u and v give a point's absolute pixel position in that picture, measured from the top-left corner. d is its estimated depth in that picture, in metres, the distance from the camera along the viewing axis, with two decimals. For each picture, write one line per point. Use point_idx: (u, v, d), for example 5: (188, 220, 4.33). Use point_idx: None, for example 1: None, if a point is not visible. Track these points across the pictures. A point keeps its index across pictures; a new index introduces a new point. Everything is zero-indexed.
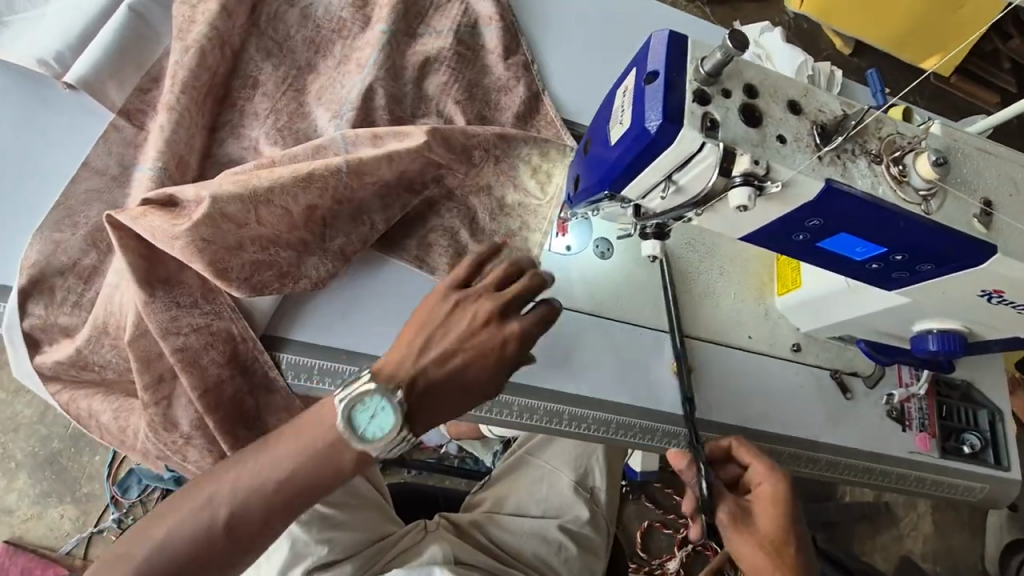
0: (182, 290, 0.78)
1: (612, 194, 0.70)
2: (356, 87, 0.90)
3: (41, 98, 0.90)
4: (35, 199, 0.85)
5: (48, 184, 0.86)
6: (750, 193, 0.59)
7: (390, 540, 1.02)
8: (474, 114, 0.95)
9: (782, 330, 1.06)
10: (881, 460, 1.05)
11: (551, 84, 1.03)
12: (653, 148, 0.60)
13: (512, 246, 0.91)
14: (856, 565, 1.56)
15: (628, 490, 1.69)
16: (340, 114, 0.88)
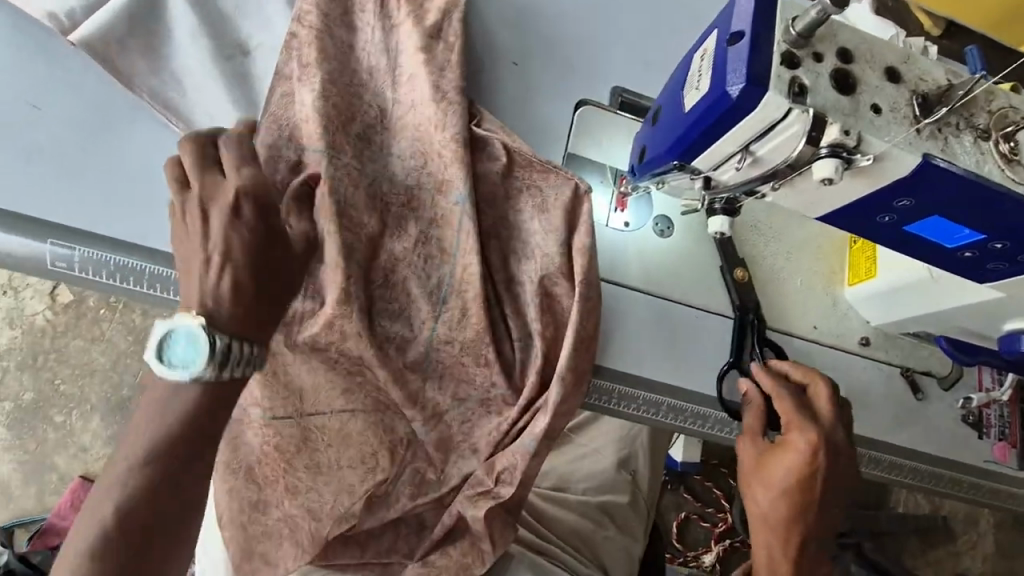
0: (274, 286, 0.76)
1: (681, 165, 0.67)
2: None
3: (52, 58, 0.80)
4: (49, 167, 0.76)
5: (67, 150, 0.77)
6: (837, 166, 0.56)
7: None
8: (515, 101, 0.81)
9: (851, 322, 1.00)
10: (951, 467, 0.98)
11: (616, 55, 1.00)
12: (734, 113, 0.57)
13: None
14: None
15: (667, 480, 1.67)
16: None
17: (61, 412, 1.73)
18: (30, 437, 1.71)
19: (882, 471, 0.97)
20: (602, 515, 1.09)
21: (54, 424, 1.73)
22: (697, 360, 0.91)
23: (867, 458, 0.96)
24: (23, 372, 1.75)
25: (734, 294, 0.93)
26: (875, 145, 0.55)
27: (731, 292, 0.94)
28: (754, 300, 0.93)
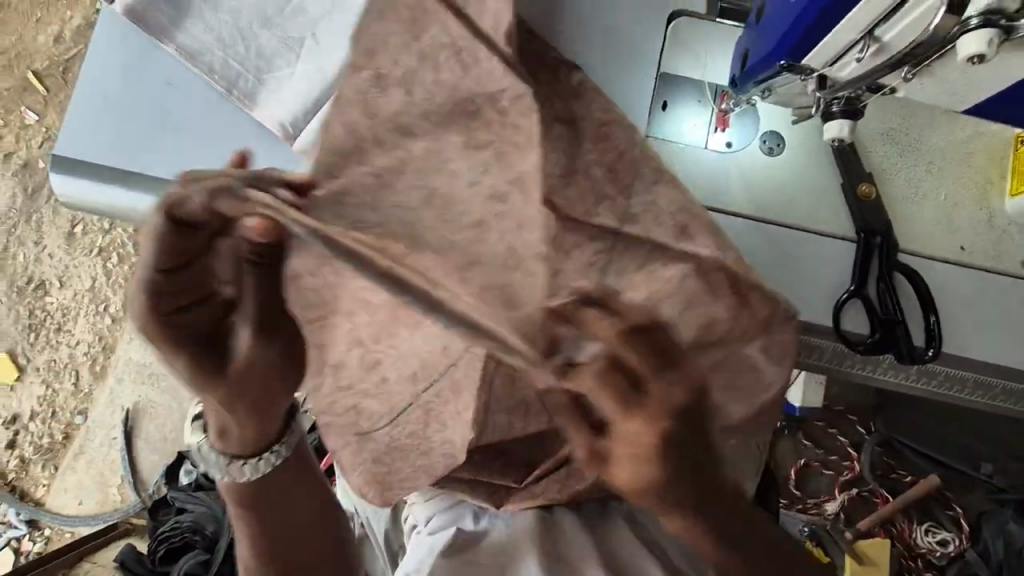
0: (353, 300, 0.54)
1: (789, 66, 0.59)
2: None
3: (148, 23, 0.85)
4: (185, 126, 0.87)
5: (197, 109, 0.87)
6: (993, 36, 0.45)
7: None
8: None
9: (1011, 241, 0.85)
10: None
11: None
12: None
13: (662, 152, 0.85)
14: None
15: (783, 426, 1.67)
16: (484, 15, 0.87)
17: None
18: None
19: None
20: None
21: None
22: (811, 288, 0.84)
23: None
24: None
25: (858, 215, 0.83)
26: None
27: (855, 212, 0.83)
28: (884, 218, 0.83)
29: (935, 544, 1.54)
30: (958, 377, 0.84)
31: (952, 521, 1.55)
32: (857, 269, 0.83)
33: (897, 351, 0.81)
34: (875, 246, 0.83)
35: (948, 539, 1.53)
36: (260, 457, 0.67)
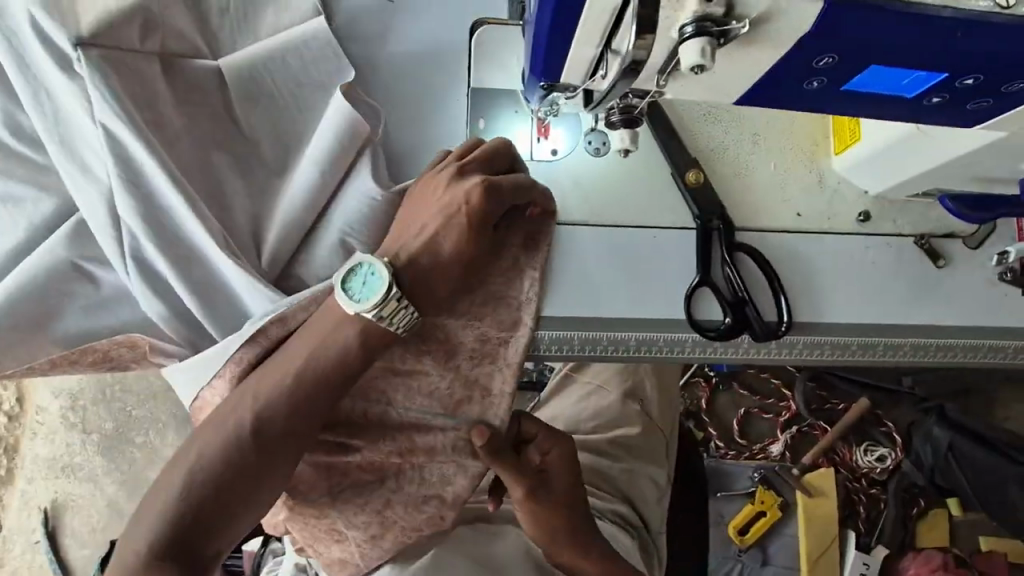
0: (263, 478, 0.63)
1: (551, 85, 0.55)
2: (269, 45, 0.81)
3: None
4: None
5: None
6: (705, 44, 0.43)
7: None
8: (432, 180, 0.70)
9: (844, 198, 0.86)
10: (992, 335, 0.86)
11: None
12: (566, 10, 0.45)
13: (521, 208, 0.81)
14: (1003, 438, 1.50)
15: (717, 382, 1.72)
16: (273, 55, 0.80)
17: (140, 434, 1.91)
18: (122, 459, 1.90)
19: (902, 357, 0.88)
20: (617, 450, 1.12)
21: (138, 445, 1.91)
22: (661, 283, 0.82)
23: (882, 347, 0.87)
24: (100, 406, 1.93)
25: (692, 201, 0.82)
26: (755, 3, 0.42)
27: (688, 200, 0.82)
28: (717, 201, 0.82)
29: (875, 462, 1.60)
30: (818, 343, 0.86)
31: (886, 436, 1.62)
32: (700, 257, 0.81)
33: (751, 326, 0.81)
34: (714, 230, 0.82)
35: (885, 453, 1.60)
36: None
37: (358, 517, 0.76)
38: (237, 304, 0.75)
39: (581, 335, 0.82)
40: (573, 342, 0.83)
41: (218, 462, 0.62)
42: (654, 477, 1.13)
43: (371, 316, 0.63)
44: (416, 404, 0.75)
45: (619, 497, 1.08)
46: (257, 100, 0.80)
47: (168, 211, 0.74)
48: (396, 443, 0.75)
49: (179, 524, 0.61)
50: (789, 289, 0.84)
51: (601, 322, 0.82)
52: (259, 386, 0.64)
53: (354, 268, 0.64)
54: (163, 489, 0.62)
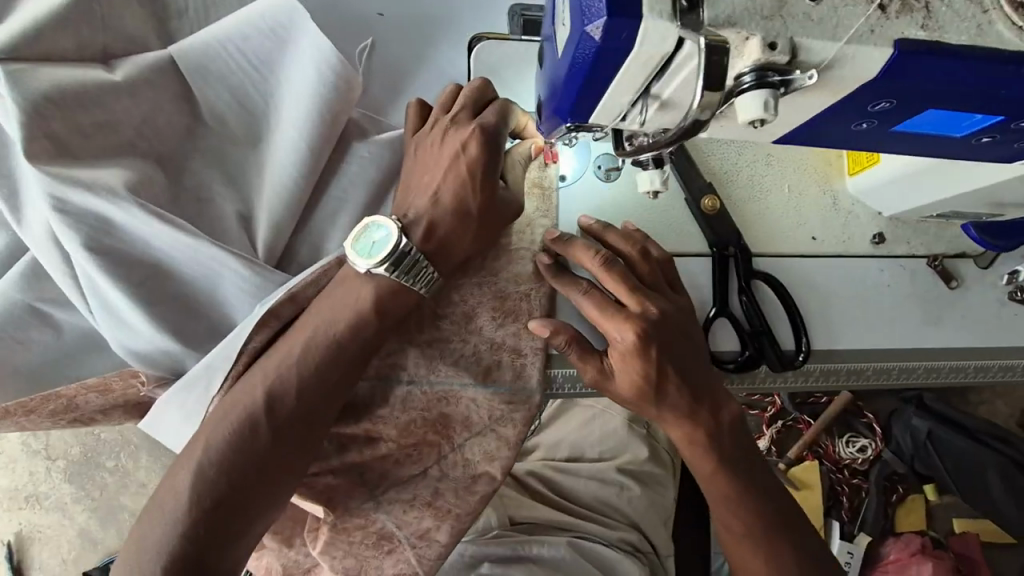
0: (294, 440, 0.66)
1: (577, 125, 0.50)
2: (213, 30, 0.70)
3: None
4: None
5: None
6: (768, 97, 0.38)
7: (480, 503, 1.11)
8: (433, 148, 0.67)
9: (858, 221, 0.84)
10: (1003, 355, 0.85)
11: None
12: (608, 59, 0.39)
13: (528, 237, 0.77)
14: (975, 424, 1.52)
15: None
16: (234, 49, 0.71)
17: (111, 457, 1.78)
18: (92, 485, 1.78)
19: (918, 379, 0.86)
20: (625, 478, 1.10)
21: (108, 469, 1.79)
22: None
23: (898, 371, 0.85)
24: (63, 432, 1.79)
25: (706, 229, 0.78)
26: (820, 50, 0.38)
27: (704, 228, 0.79)
28: (733, 227, 0.78)
29: (857, 454, 1.60)
30: (834, 369, 0.83)
31: (868, 427, 1.62)
32: (717, 287, 0.78)
33: (767, 359, 0.78)
34: (730, 258, 0.79)
35: (867, 445, 1.60)
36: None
37: (410, 514, 0.80)
38: (223, 310, 0.71)
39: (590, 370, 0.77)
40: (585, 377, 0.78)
41: (231, 452, 0.64)
42: (662, 499, 1.13)
43: (385, 272, 0.64)
44: (442, 370, 0.74)
45: (628, 523, 1.08)
46: (236, 121, 0.73)
47: (129, 246, 0.67)
48: (432, 416, 0.76)
49: (191, 529, 0.62)
50: (807, 315, 0.81)
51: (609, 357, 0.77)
52: (278, 354, 0.66)
53: (364, 229, 0.64)
54: (169, 498, 0.63)
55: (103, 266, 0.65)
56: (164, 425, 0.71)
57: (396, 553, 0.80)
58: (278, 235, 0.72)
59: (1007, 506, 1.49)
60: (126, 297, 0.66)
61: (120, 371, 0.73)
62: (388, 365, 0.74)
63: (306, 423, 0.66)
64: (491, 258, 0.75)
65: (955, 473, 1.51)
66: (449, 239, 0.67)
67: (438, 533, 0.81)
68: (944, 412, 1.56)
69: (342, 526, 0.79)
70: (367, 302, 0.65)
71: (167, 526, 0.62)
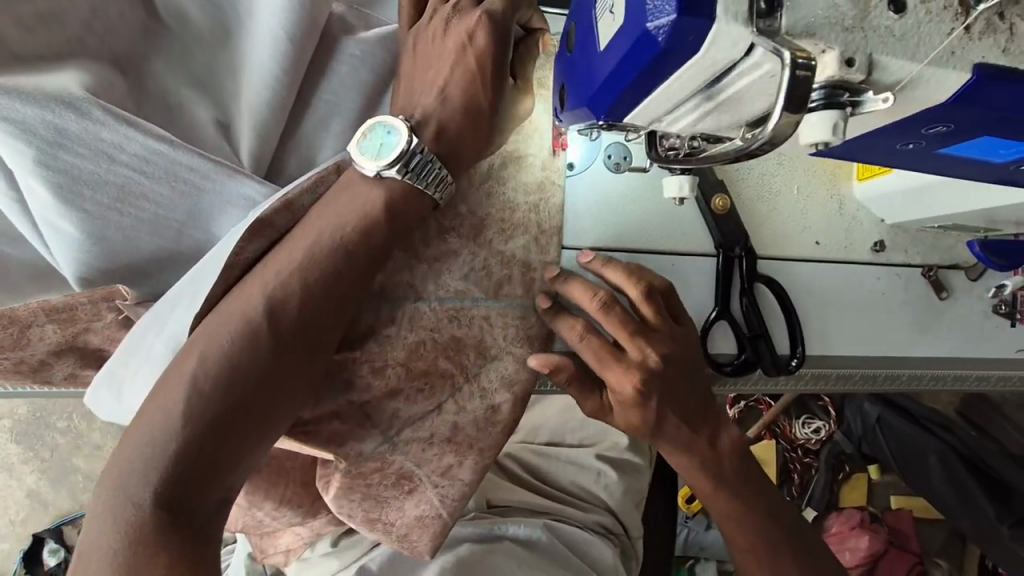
0: (302, 354, 0.55)
1: (610, 123, 0.45)
2: None
3: None
4: None
5: None
6: (838, 117, 0.35)
7: None
8: (436, 37, 0.58)
9: (861, 228, 0.83)
10: (979, 364, 0.88)
11: None
12: (668, 61, 0.34)
13: (534, 206, 0.72)
14: (924, 410, 1.51)
15: None
16: None
17: (63, 417, 1.69)
18: (42, 446, 1.69)
19: (899, 385, 0.88)
20: (602, 464, 1.09)
21: (60, 430, 1.70)
22: None
23: (882, 377, 0.87)
24: None
25: (714, 228, 0.76)
26: (897, 70, 0.35)
27: (712, 228, 0.76)
28: (741, 228, 0.76)
29: (810, 434, 1.66)
30: (825, 374, 0.84)
31: (822, 409, 1.67)
32: (719, 289, 0.77)
33: (765, 362, 0.77)
34: (735, 259, 0.77)
35: (820, 426, 1.66)
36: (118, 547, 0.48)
37: (429, 452, 0.74)
38: (207, 227, 0.62)
39: None
40: None
41: (228, 363, 0.52)
42: (639, 487, 1.12)
43: (397, 175, 0.56)
44: (451, 284, 0.68)
45: (602, 508, 1.07)
46: (204, 22, 0.61)
47: (84, 160, 0.56)
48: (442, 339, 0.69)
49: (183, 449, 0.50)
50: (806, 319, 0.81)
51: None
52: (277, 259, 0.55)
53: (370, 130, 0.55)
54: (155, 418, 0.50)
55: (57, 182, 0.56)
56: (129, 380, 0.58)
57: (416, 493, 0.76)
58: (263, 145, 0.61)
59: (945, 493, 1.46)
60: (89, 219, 0.58)
61: (90, 291, 0.60)
62: (394, 284, 0.65)
63: (313, 334, 0.56)
64: (498, 169, 0.69)
65: (899, 458, 1.53)
66: (461, 156, 0.60)
67: (461, 470, 0.76)
68: (899, 402, 1.54)
69: (357, 470, 0.71)
70: (373, 211, 0.57)
71: (152, 449, 0.50)
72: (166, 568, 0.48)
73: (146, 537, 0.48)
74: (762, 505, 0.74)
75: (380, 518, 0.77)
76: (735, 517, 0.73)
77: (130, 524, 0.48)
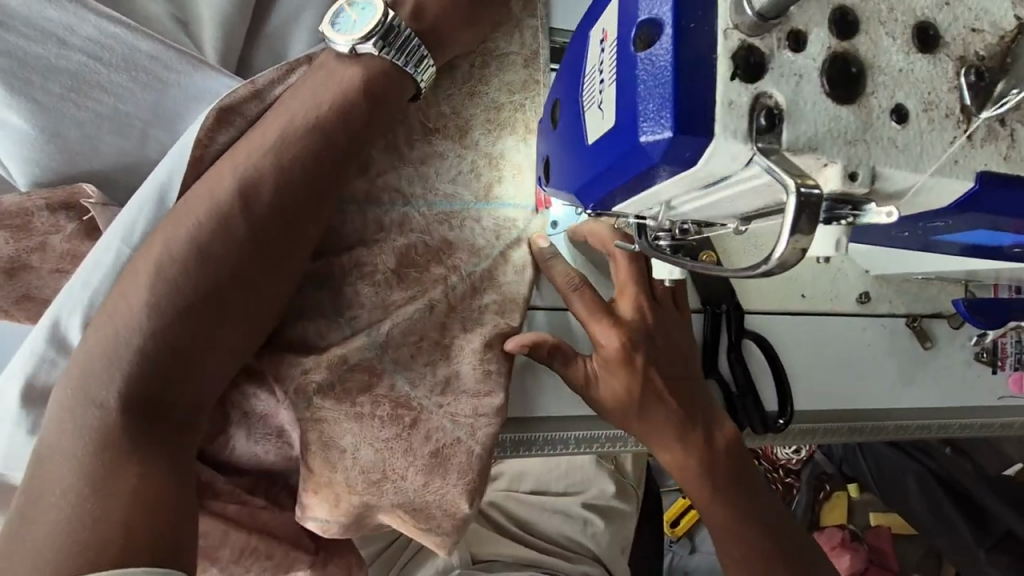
0: (274, 246, 0.50)
1: (599, 212, 0.43)
2: None
3: None
4: None
5: None
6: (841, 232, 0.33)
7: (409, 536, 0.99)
8: None
9: (846, 282, 0.82)
10: (964, 413, 0.88)
11: None
12: (658, 172, 0.32)
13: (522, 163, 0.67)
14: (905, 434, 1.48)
15: None
16: None
17: None
18: None
19: (887, 435, 0.87)
20: (589, 512, 1.05)
21: None
22: None
23: (870, 429, 0.85)
24: None
25: (701, 284, 0.75)
26: (900, 180, 0.33)
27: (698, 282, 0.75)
28: (726, 286, 0.75)
29: (791, 454, 1.66)
30: (813, 429, 0.82)
31: None
32: (709, 347, 0.75)
33: (756, 421, 0.75)
34: (722, 315, 0.75)
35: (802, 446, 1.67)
36: (76, 449, 0.44)
37: (419, 361, 0.59)
38: (173, 125, 0.58)
39: (580, 435, 0.72)
40: (569, 443, 0.72)
41: (196, 252, 0.47)
42: (627, 539, 1.09)
43: (375, 51, 0.52)
44: (440, 187, 0.63)
45: (589, 557, 1.04)
46: None
47: (34, 43, 0.53)
48: (434, 243, 0.62)
49: (150, 342, 0.45)
50: (796, 375, 0.80)
51: (596, 421, 0.72)
52: (245, 144, 0.50)
53: (351, 3, 0.52)
54: (119, 311, 0.46)
55: (5, 67, 0.52)
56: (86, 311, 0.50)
57: (423, 426, 0.58)
58: (230, 40, 0.59)
59: (924, 516, 1.43)
60: (37, 111, 0.53)
61: (50, 192, 0.54)
62: (379, 188, 0.59)
63: (286, 223, 0.50)
64: (479, 67, 0.64)
65: (876, 478, 1.50)
66: (443, 37, 0.57)
67: (466, 380, 0.59)
68: None
69: (340, 387, 0.56)
70: (352, 88, 0.52)
71: (116, 346, 0.45)
72: (136, 478, 0.44)
73: (114, 442, 0.44)
74: (762, 492, 0.69)
75: (387, 474, 0.57)
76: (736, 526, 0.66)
77: (95, 426, 0.44)
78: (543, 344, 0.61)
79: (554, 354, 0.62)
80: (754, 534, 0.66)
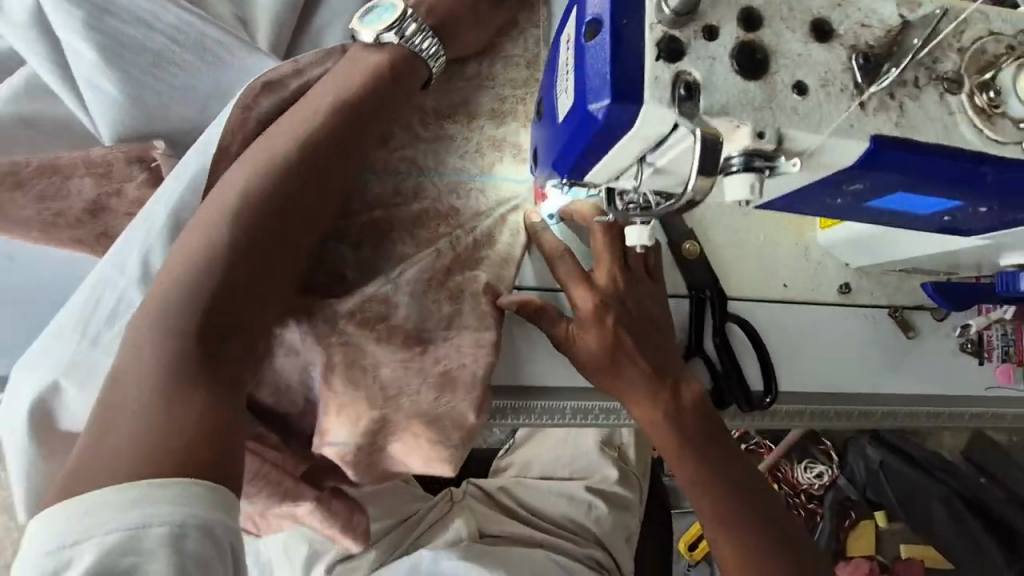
0: (321, 196, 0.60)
1: (573, 182, 0.52)
2: None
3: None
4: None
5: None
6: (756, 179, 0.42)
7: (423, 514, 1.07)
8: None
9: (827, 271, 0.89)
10: (951, 402, 0.91)
11: None
12: (608, 135, 0.41)
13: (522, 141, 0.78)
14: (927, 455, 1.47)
15: None
16: None
17: None
18: None
19: (875, 422, 0.91)
20: (593, 496, 1.11)
21: None
22: None
23: (857, 413, 0.89)
24: None
25: (687, 271, 0.82)
26: (803, 140, 0.42)
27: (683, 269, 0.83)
28: (709, 273, 0.82)
29: (812, 477, 1.56)
30: (799, 411, 0.86)
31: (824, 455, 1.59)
32: (694, 328, 0.82)
33: (739, 399, 0.81)
34: (706, 300, 0.82)
35: (823, 471, 1.57)
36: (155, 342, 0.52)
37: (430, 301, 0.68)
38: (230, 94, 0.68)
39: (573, 404, 0.79)
40: (564, 412, 0.79)
41: (258, 193, 0.57)
42: (629, 529, 1.13)
43: (395, 40, 0.65)
44: (449, 161, 0.74)
45: (592, 541, 1.09)
46: None
47: (127, 26, 0.65)
48: (443, 209, 0.73)
49: (219, 262, 0.54)
50: (781, 359, 0.86)
51: (588, 392, 0.79)
52: (300, 112, 0.61)
53: (375, 6, 0.66)
54: (194, 236, 0.55)
55: (104, 44, 0.64)
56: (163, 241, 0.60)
57: (432, 354, 0.67)
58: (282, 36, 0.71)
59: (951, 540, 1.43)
60: (126, 79, 0.65)
61: (128, 147, 0.66)
62: (396, 159, 0.72)
63: (331, 182, 0.60)
64: (486, 65, 0.77)
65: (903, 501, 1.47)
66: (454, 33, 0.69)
67: (467, 317, 0.69)
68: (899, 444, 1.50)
69: (361, 317, 0.65)
70: (379, 68, 0.64)
71: (192, 264, 0.54)
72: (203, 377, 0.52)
73: (186, 342, 0.52)
74: (734, 450, 0.74)
75: (400, 392, 0.66)
76: (710, 475, 0.71)
77: (172, 327, 0.53)
78: (528, 301, 0.71)
79: (541, 312, 0.71)
80: (724, 483, 0.71)
